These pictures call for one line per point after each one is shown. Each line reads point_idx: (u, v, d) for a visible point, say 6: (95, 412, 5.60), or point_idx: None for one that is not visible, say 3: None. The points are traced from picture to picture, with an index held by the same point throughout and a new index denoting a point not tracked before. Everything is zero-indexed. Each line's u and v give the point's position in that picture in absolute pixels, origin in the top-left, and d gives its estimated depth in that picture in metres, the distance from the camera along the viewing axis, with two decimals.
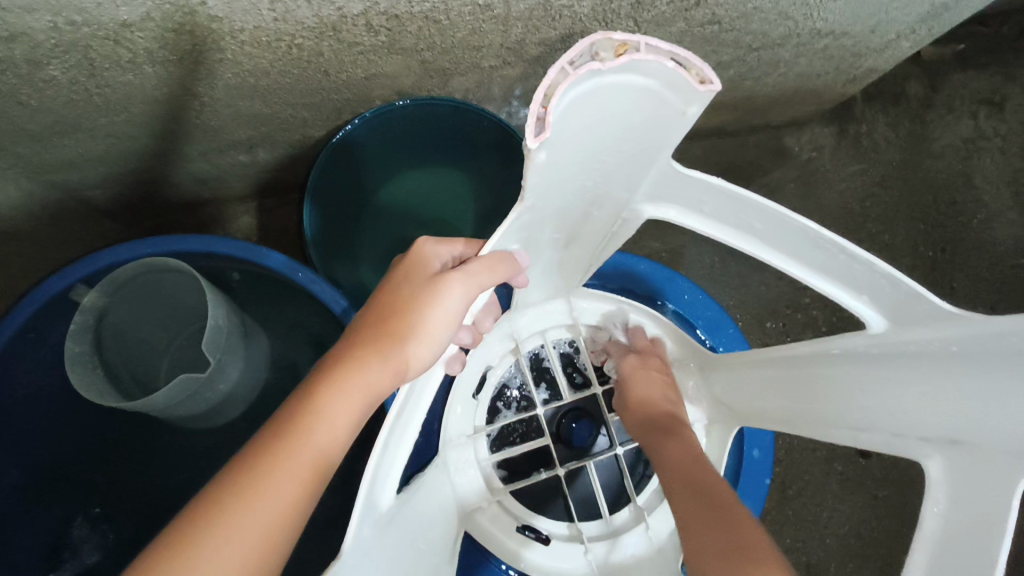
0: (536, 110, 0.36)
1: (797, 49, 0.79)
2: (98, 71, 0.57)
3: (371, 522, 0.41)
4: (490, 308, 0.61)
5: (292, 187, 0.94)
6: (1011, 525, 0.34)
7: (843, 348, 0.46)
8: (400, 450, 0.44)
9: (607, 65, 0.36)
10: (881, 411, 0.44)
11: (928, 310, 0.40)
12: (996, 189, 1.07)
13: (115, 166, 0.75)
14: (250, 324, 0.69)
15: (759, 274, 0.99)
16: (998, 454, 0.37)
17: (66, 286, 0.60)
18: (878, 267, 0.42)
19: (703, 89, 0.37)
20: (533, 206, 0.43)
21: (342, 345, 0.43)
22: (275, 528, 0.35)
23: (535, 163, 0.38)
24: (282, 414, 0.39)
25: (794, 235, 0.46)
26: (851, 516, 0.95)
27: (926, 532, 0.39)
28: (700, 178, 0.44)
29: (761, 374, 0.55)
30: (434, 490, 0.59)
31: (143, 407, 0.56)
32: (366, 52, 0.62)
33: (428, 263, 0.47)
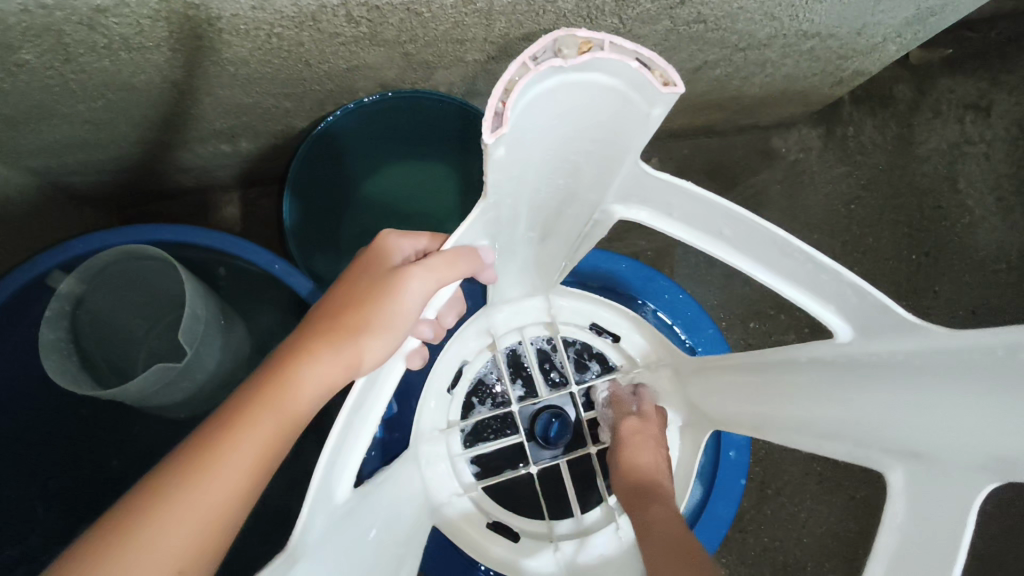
0: (496, 104, 0.35)
1: (785, 50, 0.79)
2: (72, 56, 0.56)
3: (325, 513, 0.41)
4: (456, 304, 0.61)
5: (275, 178, 0.93)
6: (965, 543, 0.35)
7: (810, 354, 0.46)
8: (359, 443, 0.44)
9: (569, 62, 0.35)
10: (844, 418, 0.44)
11: (891, 321, 0.41)
12: (979, 195, 1.08)
13: (93, 153, 0.75)
14: (230, 314, 0.69)
15: (743, 274, 1.00)
16: (955, 466, 0.37)
17: (41, 272, 0.59)
18: (840, 274, 0.43)
19: (665, 91, 0.36)
20: (496, 202, 0.43)
21: (296, 336, 0.43)
22: (215, 520, 0.35)
23: (494, 159, 0.38)
24: (227, 405, 0.39)
25: (762, 241, 0.46)
26: (829, 516, 0.96)
27: (881, 545, 0.39)
28: (668, 181, 0.44)
29: (730, 377, 0.55)
30: (404, 482, 0.59)
31: (118, 397, 0.56)
32: (347, 43, 0.61)
33: (389, 257, 0.47)
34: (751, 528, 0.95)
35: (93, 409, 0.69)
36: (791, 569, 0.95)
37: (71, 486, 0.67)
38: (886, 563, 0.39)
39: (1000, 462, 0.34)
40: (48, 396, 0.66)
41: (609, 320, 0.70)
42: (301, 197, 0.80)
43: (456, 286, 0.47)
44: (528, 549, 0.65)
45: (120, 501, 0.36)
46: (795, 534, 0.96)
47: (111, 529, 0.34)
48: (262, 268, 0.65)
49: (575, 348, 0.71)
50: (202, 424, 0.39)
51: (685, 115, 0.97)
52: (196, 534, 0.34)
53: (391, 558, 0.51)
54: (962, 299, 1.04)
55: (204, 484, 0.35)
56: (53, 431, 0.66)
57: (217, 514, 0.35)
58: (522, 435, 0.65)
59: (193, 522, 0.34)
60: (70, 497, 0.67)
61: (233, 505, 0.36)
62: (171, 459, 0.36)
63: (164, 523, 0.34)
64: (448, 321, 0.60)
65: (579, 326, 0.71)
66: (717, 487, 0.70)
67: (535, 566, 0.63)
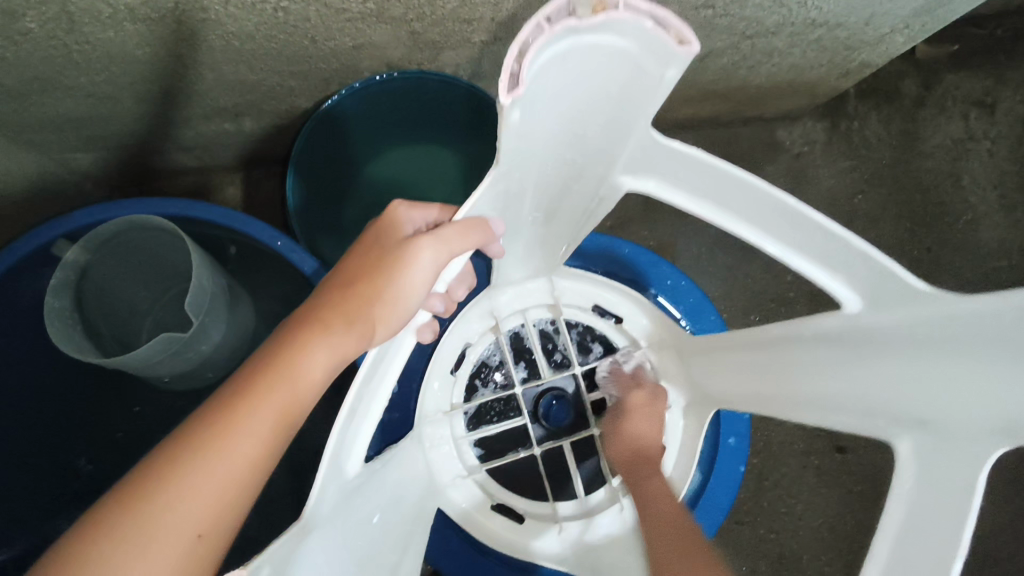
0: (510, 66, 0.35)
1: (792, 38, 0.79)
2: (77, 26, 0.55)
3: (336, 487, 0.41)
4: (467, 277, 0.61)
5: (278, 160, 0.93)
6: (975, 504, 0.35)
7: (815, 330, 0.47)
8: (368, 420, 0.44)
9: (584, 22, 0.35)
10: (848, 393, 0.45)
11: (899, 288, 0.41)
12: (983, 191, 1.08)
13: (95, 128, 0.74)
14: (235, 289, 0.69)
15: (745, 266, 1.00)
16: (962, 437, 0.37)
17: (47, 240, 0.59)
18: (854, 244, 0.42)
19: (681, 50, 0.36)
20: (509, 170, 0.42)
21: (307, 307, 0.42)
22: (232, 489, 0.34)
23: (508, 122, 0.37)
24: (239, 377, 0.38)
25: (771, 211, 0.46)
26: (826, 509, 0.97)
27: (888, 516, 0.39)
28: (679, 149, 0.44)
29: (737, 357, 0.55)
30: (410, 464, 0.59)
31: (124, 365, 0.56)
32: (354, 20, 0.61)
33: (400, 228, 0.47)
34: (747, 520, 0.96)
35: (93, 385, 0.69)
36: (787, 561, 0.95)
37: (71, 460, 0.67)
38: (896, 536, 0.38)
39: (1008, 423, 0.35)
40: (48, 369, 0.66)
41: (612, 302, 0.70)
42: (304, 179, 0.79)
43: (466, 258, 0.47)
44: (531, 530, 0.65)
45: (130, 471, 0.34)
46: (791, 526, 0.96)
47: (123, 500, 0.33)
48: (264, 244, 0.64)
49: (578, 331, 0.71)
50: (216, 393, 0.38)
51: (689, 104, 0.96)
52: (216, 502, 0.34)
53: (396, 535, 0.51)
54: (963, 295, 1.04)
55: (220, 455, 0.34)
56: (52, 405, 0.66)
57: (237, 482, 0.35)
58: (525, 417, 0.65)
59: (211, 490, 0.34)
60: (70, 472, 0.67)
61: (251, 473, 0.35)
62: (187, 427, 0.35)
63: (179, 492, 0.33)
64: (460, 295, 0.60)
65: (583, 308, 0.70)
66: (716, 474, 0.70)
67: (538, 546, 0.64)
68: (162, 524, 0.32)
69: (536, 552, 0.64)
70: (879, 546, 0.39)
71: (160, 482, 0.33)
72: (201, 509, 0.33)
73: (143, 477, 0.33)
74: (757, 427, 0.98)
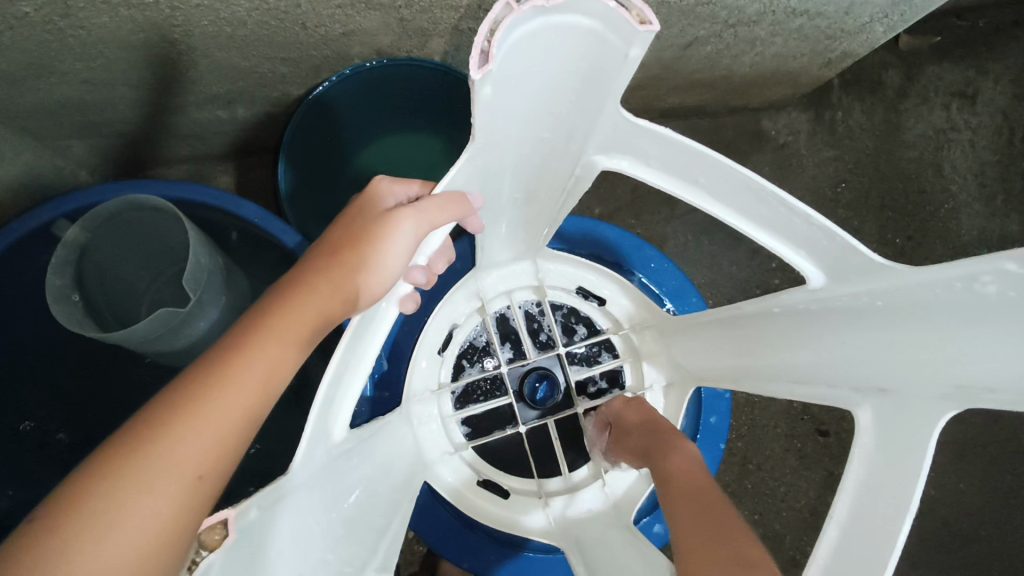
0: (481, 43, 0.37)
1: (773, 27, 0.81)
2: (72, 11, 0.56)
3: (323, 449, 0.43)
4: (446, 251, 0.62)
5: (269, 148, 0.94)
6: (927, 463, 0.39)
7: (784, 305, 0.49)
8: (352, 387, 0.46)
9: (550, 2, 0.37)
10: (818, 364, 0.49)
11: (863, 263, 0.42)
12: (963, 180, 1.10)
13: (90, 115, 0.75)
14: (231, 270, 0.71)
15: (730, 253, 1.02)
16: (918, 400, 0.42)
17: (49, 219, 0.63)
18: (811, 218, 0.44)
19: (642, 29, 0.38)
20: (484, 146, 0.44)
21: (294, 273, 0.45)
22: (229, 434, 0.36)
23: (480, 98, 0.39)
24: (234, 332, 0.40)
25: (737, 186, 0.47)
26: (808, 490, 0.99)
27: (850, 477, 0.44)
28: (644, 126, 0.46)
29: (710, 331, 0.58)
30: (397, 439, 0.60)
31: (124, 339, 0.58)
32: (344, 6, 0.63)
33: (382, 202, 0.50)
34: (732, 502, 0.98)
35: (100, 360, 0.73)
36: (770, 541, 0.98)
37: (81, 430, 0.72)
38: (855, 496, 0.43)
39: (959, 388, 0.40)
40: (59, 348, 0.71)
41: (593, 283, 0.72)
42: (296, 166, 0.81)
43: (447, 230, 0.49)
44: (516, 504, 0.67)
45: (125, 424, 0.36)
46: (774, 507, 0.98)
47: (122, 447, 0.34)
48: (260, 227, 0.68)
49: (563, 313, 0.73)
50: (210, 350, 0.39)
51: (675, 93, 0.98)
52: (212, 446, 0.35)
53: (385, 503, 0.53)
54: None
55: (217, 402, 0.36)
56: (65, 377, 0.72)
57: (229, 429, 0.36)
58: (509, 397, 0.67)
59: (208, 434, 0.35)
60: (79, 443, 0.71)
61: (242, 422, 0.37)
62: (184, 378, 0.37)
63: (180, 435, 0.35)
64: (439, 267, 0.62)
65: (566, 291, 0.72)
66: (696, 451, 0.72)
67: (524, 519, 0.66)
68: (160, 467, 0.33)
69: (521, 526, 0.66)
70: (840, 505, 0.43)
71: (158, 430, 0.34)
72: (201, 450, 0.35)
73: (139, 426, 0.35)
74: (741, 410, 1.00)
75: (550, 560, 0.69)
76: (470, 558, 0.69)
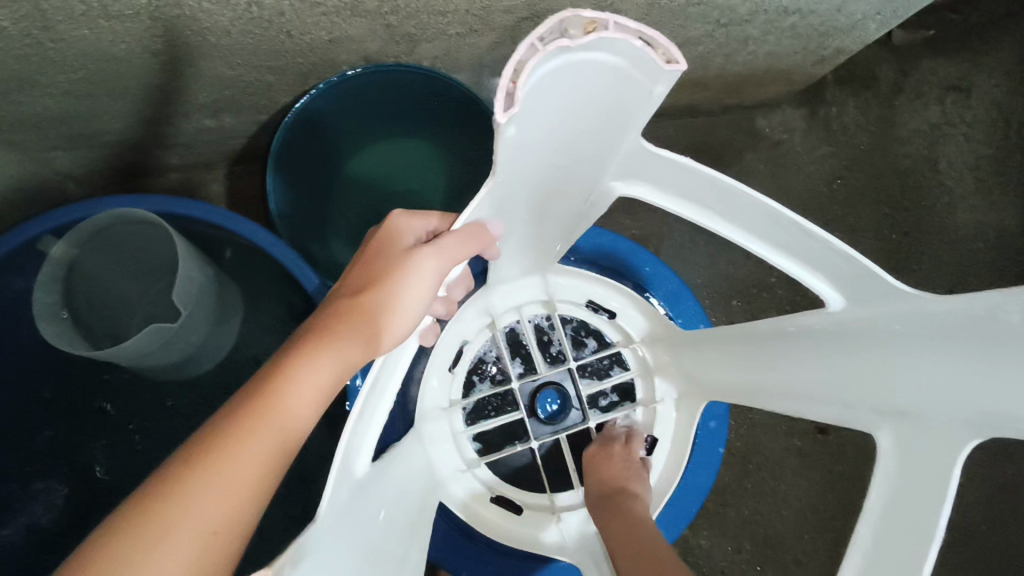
0: (505, 85, 0.36)
1: (765, 26, 0.80)
2: (51, 24, 0.55)
3: (347, 488, 0.41)
4: (462, 279, 0.61)
5: (259, 156, 0.93)
6: (950, 491, 0.39)
7: (799, 326, 0.50)
8: (373, 420, 0.44)
9: (576, 41, 0.36)
10: (833, 382, 0.49)
11: (883, 288, 0.43)
12: (960, 174, 1.10)
13: (74, 127, 0.74)
14: (224, 282, 0.70)
15: (726, 253, 1.01)
16: (937, 425, 0.41)
17: (35, 236, 0.62)
18: (832, 244, 0.44)
19: (668, 68, 0.37)
20: (504, 180, 0.44)
21: (314, 320, 0.44)
22: (247, 490, 0.35)
23: (503, 138, 0.38)
24: (254, 384, 0.39)
25: (758, 215, 0.47)
26: (809, 490, 0.98)
27: (872, 503, 0.43)
28: (667, 157, 0.45)
29: (728, 349, 0.59)
30: (410, 459, 0.60)
31: (113, 356, 0.57)
32: (329, 14, 0.62)
33: (401, 240, 0.49)
34: (732, 503, 0.97)
35: (95, 377, 0.72)
36: (771, 541, 0.97)
37: (77, 448, 0.70)
38: (877, 521, 0.42)
39: (982, 415, 0.39)
40: (53, 362, 0.70)
41: (603, 296, 0.72)
42: (286, 176, 0.80)
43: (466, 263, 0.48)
44: (530, 519, 0.66)
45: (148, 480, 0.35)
46: (775, 507, 0.98)
47: (141, 508, 0.33)
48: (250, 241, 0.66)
49: (573, 326, 0.73)
50: (229, 402, 0.39)
51: (667, 93, 0.97)
52: (230, 502, 0.35)
53: (403, 533, 0.52)
54: (942, 277, 1.06)
55: (234, 459, 0.35)
56: (60, 393, 0.70)
57: (249, 490, 0.35)
58: (521, 413, 0.66)
59: (225, 491, 0.35)
60: (75, 460, 0.70)
61: (261, 478, 0.36)
62: (203, 432, 0.37)
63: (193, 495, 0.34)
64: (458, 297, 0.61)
65: (576, 304, 0.72)
66: (694, 457, 0.72)
67: (536, 533, 0.65)
68: (176, 527, 0.33)
69: (535, 542, 0.65)
70: (862, 530, 0.43)
71: (179, 490, 0.34)
72: (219, 507, 0.34)
73: (161, 485, 0.34)
74: (740, 411, 0.99)
75: (551, 569, 0.68)
76: (468, 568, 0.69)
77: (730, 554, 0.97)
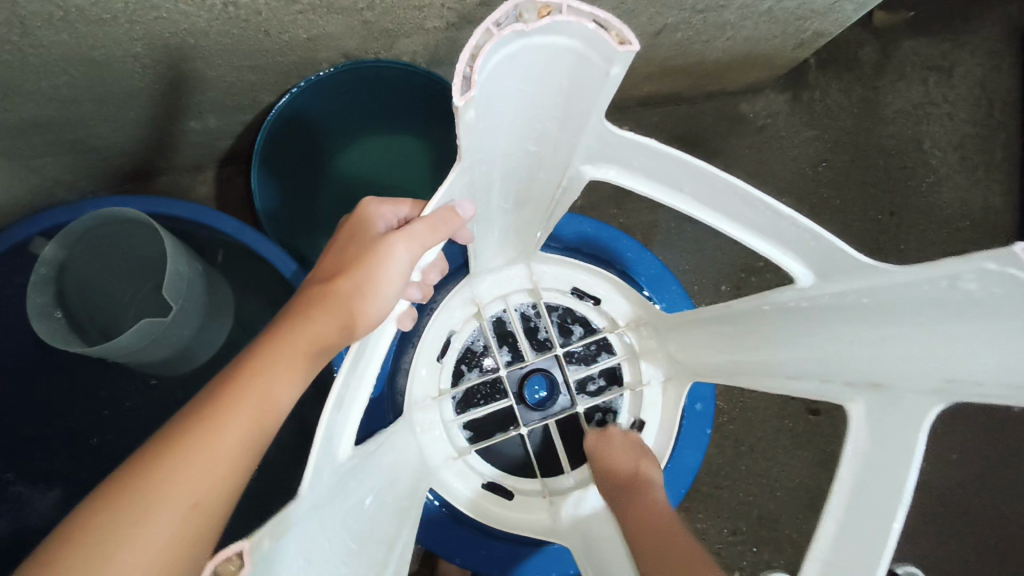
0: (463, 69, 0.36)
1: (742, 11, 0.80)
2: (30, 30, 0.56)
3: (331, 470, 0.42)
4: (439, 262, 0.64)
5: (246, 156, 0.94)
6: (918, 457, 0.40)
7: (772, 303, 0.51)
8: (354, 405, 0.45)
9: (530, 26, 0.36)
10: (809, 359, 0.50)
11: (848, 262, 0.44)
12: (944, 153, 1.10)
13: (60, 133, 0.75)
14: (215, 277, 0.71)
15: (714, 239, 1.02)
16: (908, 394, 0.43)
17: (25, 238, 0.63)
18: (800, 222, 0.45)
19: (622, 50, 0.37)
20: (471, 165, 0.44)
21: (290, 305, 0.45)
22: (224, 468, 0.37)
23: (465, 122, 0.39)
24: (231, 367, 0.41)
25: (725, 194, 0.48)
26: (802, 470, 1.00)
27: (843, 473, 0.45)
28: (633, 139, 0.45)
29: (708, 329, 0.60)
30: (401, 446, 0.61)
31: (109, 353, 0.59)
32: (306, 12, 0.62)
33: (373, 225, 0.50)
34: (726, 485, 0.99)
35: (89, 379, 0.73)
36: (766, 521, 0.98)
37: (74, 448, 0.71)
38: (851, 489, 0.44)
39: (948, 383, 0.41)
40: (48, 365, 0.71)
41: (588, 284, 0.73)
42: (273, 174, 0.81)
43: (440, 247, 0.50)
44: (522, 505, 0.68)
45: (132, 455, 0.37)
46: (769, 488, 0.99)
47: (126, 480, 0.35)
48: (236, 239, 0.67)
49: (559, 314, 0.74)
50: (208, 385, 0.40)
51: (650, 81, 0.97)
52: (207, 480, 0.36)
53: (393, 514, 0.53)
54: (929, 257, 1.07)
55: (209, 438, 0.37)
56: (56, 395, 0.71)
57: (227, 465, 0.37)
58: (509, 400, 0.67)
59: (201, 469, 0.36)
60: (72, 461, 0.71)
61: (238, 456, 0.37)
62: (182, 414, 0.38)
63: (171, 472, 0.35)
64: (435, 280, 0.63)
65: (561, 291, 0.73)
66: (683, 438, 0.73)
67: (528, 518, 0.67)
68: (155, 502, 0.34)
69: (526, 527, 0.66)
70: (836, 500, 0.44)
71: (161, 462, 0.35)
72: (195, 484, 0.35)
73: (144, 459, 0.36)
74: (732, 394, 1.00)
75: (544, 553, 0.69)
76: (462, 554, 0.70)
77: (726, 535, 0.98)
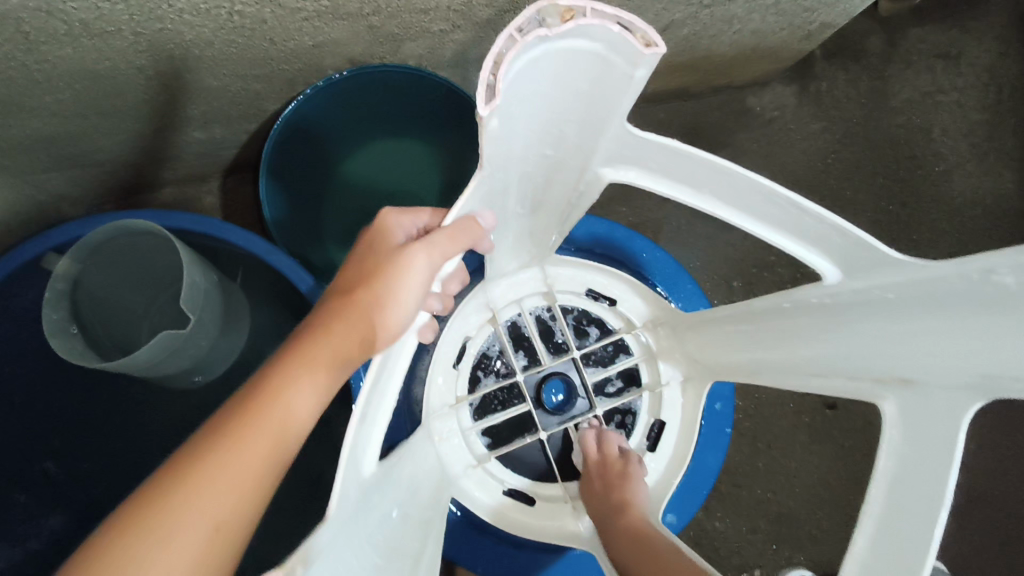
0: (486, 77, 0.36)
1: (749, 4, 0.80)
2: (34, 45, 0.55)
3: (355, 488, 0.41)
4: (458, 272, 0.62)
5: (251, 165, 0.93)
6: (958, 454, 0.39)
7: (797, 301, 0.50)
8: (376, 422, 0.44)
9: (554, 30, 0.36)
10: (837, 357, 0.49)
11: (877, 258, 0.43)
12: (954, 141, 1.09)
13: (66, 148, 0.74)
14: (230, 286, 0.70)
15: (724, 234, 1.01)
16: (943, 391, 0.42)
17: (38, 253, 0.62)
18: (827, 219, 0.44)
19: (648, 52, 0.37)
20: (492, 172, 0.43)
21: (312, 319, 0.45)
22: (246, 489, 0.36)
23: (488, 131, 0.38)
24: (254, 382, 0.40)
25: (749, 192, 0.47)
26: (820, 466, 0.99)
27: (879, 472, 0.43)
28: (653, 139, 0.44)
29: (729, 329, 0.59)
30: (421, 456, 0.60)
31: (127, 367, 0.58)
32: (311, 19, 0.61)
33: (392, 235, 0.50)
34: (744, 483, 0.97)
35: (101, 396, 0.72)
36: (785, 519, 0.97)
37: (89, 466, 0.71)
38: (887, 488, 0.42)
39: (984, 377, 0.39)
40: (58, 383, 0.70)
41: (603, 285, 0.72)
42: (280, 184, 0.80)
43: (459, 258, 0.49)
44: (543, 511, 0.67)
45: (150, 478, 0.36)
46: (788, 485, 0.98)
47: (145, 505, 0.34)
48: (247, 250, 0.66)
49: (574, 316, 0.73)
50: (230, 399, 0.40)
51: (656, 78, 0.96)
52: (230, 499, 0.35)
53: (416, 528, 0.52)
54: (942, 245, 1.06)
55: (232, 457, 0.36)
56: (67, 414, 0.71)
57: (251, 484, 0.36)
58: (527, 405, 0.67)
59: (225, 489, 0.35)
60: (85, 479, 0.70)
61: (262, 476, 0.37)
62: (205, 430, 0.38)
63: (194, 491, 0.35)
64: (454, 290, 0.62)
65: (575, 293, 0.73)
66: (703, 438, 0.72)
67: (550, 525, 0.66)
68: (177, 522, 0.34)
69: (549, 533, 0.65)
70: (873, 500, 0.43)
71: (184, 480, 0.35)
72: (219, 504, 0.35)
73: (164, 481, 0.35)
74: (747, 391, 0.99)
75: (566, 560, 0.68)
76: (484, 562, 0.69)
77: (745, 534, 0.97)
